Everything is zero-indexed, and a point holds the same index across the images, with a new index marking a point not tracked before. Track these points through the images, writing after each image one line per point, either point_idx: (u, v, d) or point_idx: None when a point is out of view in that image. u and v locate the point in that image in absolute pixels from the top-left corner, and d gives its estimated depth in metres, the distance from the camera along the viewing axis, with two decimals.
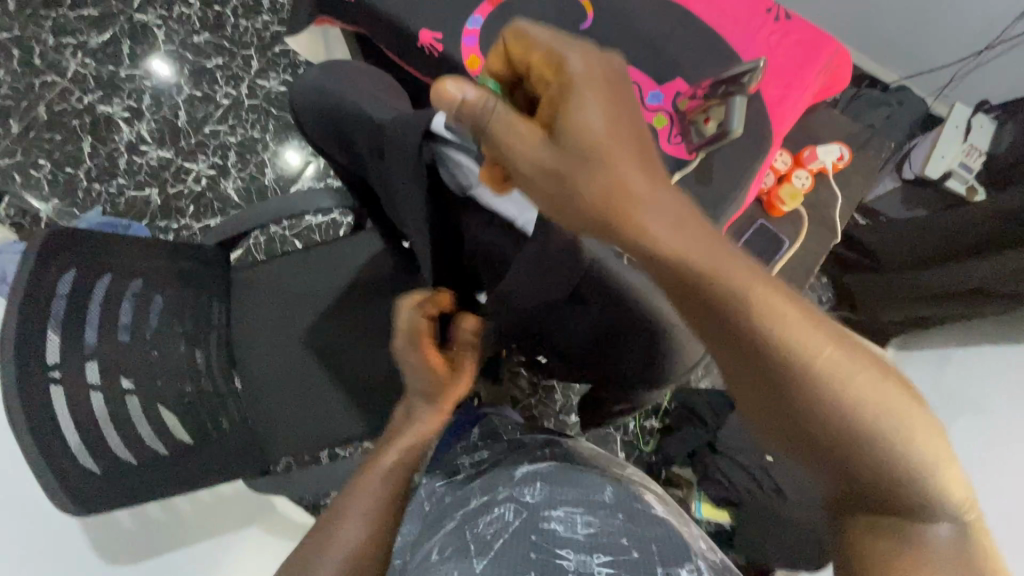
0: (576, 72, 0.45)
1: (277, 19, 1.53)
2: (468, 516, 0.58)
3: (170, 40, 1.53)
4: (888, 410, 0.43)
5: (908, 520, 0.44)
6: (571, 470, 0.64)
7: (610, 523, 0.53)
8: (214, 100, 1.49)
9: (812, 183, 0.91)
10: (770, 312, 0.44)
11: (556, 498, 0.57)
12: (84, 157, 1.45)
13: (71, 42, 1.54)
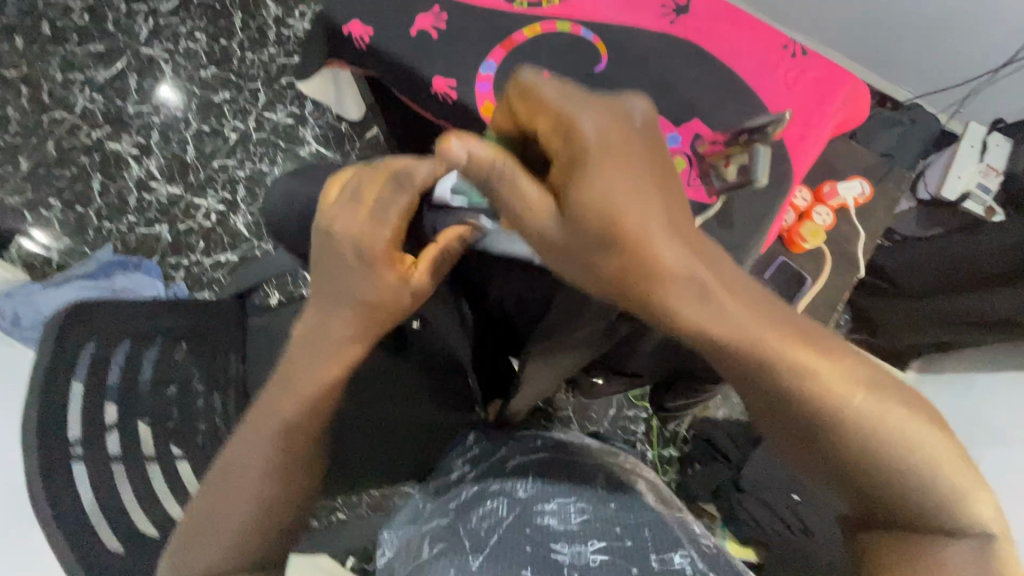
0: (592, 145, 0.42)
1: (284, 51, 1.53)
2: (464, 511, 0.69)
3: (177, 74, 1.54)
4: (907, 446, 0.45)
5: (920, 539, 0.46)
6: (565, 459, 0.80)
7: (602, 513, 0.66)
8: (221, 134, 1.49)
9: (833, 219, 0.95)
10: (802, 370, 0.45)
11: (545, 497, 0.70)
12: (96, 195, 1.47)
13: (78, 78, 1.54)
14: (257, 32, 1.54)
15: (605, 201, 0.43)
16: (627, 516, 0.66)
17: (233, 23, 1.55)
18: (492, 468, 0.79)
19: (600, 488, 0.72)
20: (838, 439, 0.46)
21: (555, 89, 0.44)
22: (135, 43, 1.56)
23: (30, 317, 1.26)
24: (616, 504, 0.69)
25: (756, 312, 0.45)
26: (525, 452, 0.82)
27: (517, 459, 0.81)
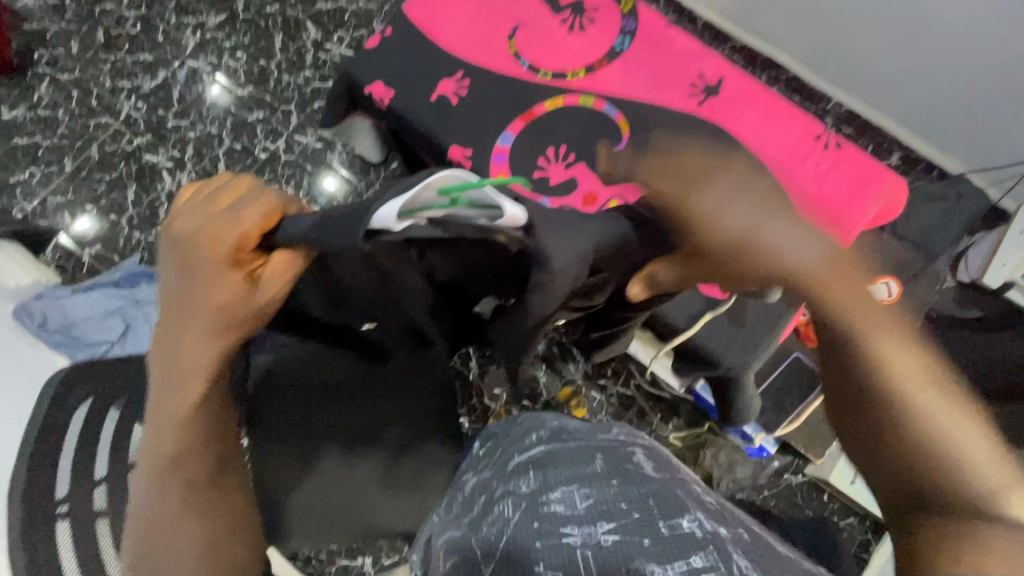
0: (734, 231, 0.66)
1: (319, 75, 1.56)
2: (472, 529, 0.63)
3: (217, 90, 1.58)
4: (932, 414, 0.53)
5: (946, 489, 0.51)
6: (565, 452, 0.70)
7: (605, 490, 0.58)
8: (252, 153, 1.52)
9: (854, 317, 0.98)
10: (869, 344, 0.58)
11: (552, 480, 0.64)
12: (129, 203, 1.52)
13: (126, 85, 1.60)
14: (294, 54, 1.57)
15: (737, 232, 0.66)
16: (633, 491, 0.56)
17: (273, 43, 1.58)
18: (495, 473, 0.74)
19: (586, 444, 0.69)
20: (904, 431, 0.54)
21: (713, 181, 0.71)
22: (180, 55, 1.61)
23: (54, 321, 1.30)
24: (613, 465, 0.63)
25: (862, 294, 0.61)
26: (525, 448, 0.76)
27: (523, 453, 0.75)
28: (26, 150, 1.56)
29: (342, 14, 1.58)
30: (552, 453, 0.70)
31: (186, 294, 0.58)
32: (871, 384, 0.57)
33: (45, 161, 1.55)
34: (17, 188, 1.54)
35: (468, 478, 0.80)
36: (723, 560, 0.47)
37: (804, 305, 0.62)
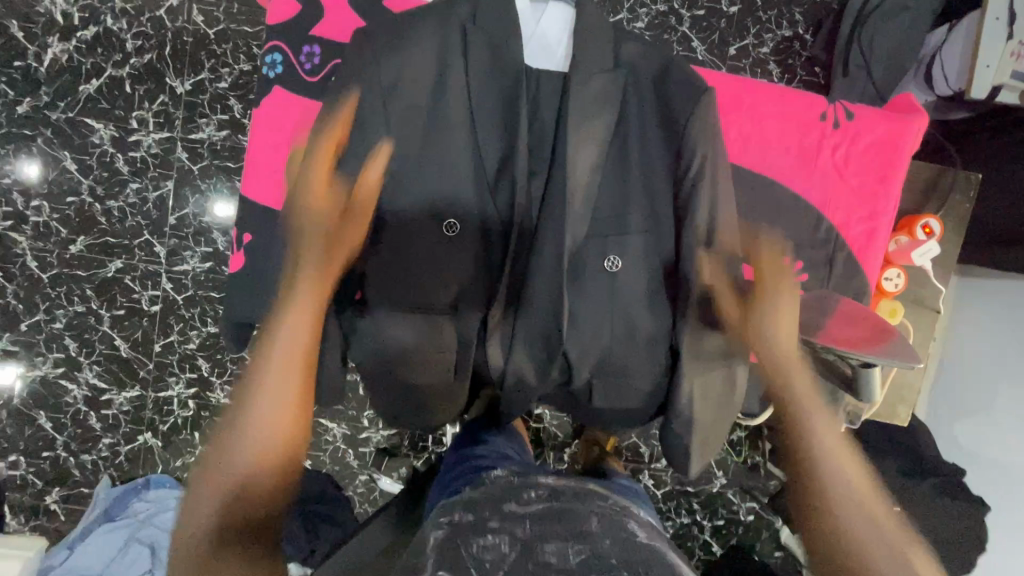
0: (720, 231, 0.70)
1: (151, 180, 1.22)
2: (462, 540, 0.56)
3: (42, 260, 1.22)
4: (882, 532, 0.52)
5: None
6: (571, 505, 0.62)
7: (610, 539, 0.56)
8: (142, 310, 1.24)
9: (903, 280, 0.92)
10: (810, 407, 0.60)
11: (557, 522, 0.57)
12: (50, 432, 1.25)
13: None
14: (105, 170, 1.21)
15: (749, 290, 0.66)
16: (640, 549, 0.56)
17: (69, 168, 1.21)
18: (491, 505, 0.63)
19: (595, 505, 0.63)
20: (836, 529, 0.53)
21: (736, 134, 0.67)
22: None
23: None
24: (621, 525, 0.59)
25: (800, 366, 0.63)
26: (525, 494, 0.65)
27: (521, 497, 0.64)
28: None
29: (128, 91, 1.20)
30: (566, 506, 0.61)
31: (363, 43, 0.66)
32: (807, 469, 0.57)
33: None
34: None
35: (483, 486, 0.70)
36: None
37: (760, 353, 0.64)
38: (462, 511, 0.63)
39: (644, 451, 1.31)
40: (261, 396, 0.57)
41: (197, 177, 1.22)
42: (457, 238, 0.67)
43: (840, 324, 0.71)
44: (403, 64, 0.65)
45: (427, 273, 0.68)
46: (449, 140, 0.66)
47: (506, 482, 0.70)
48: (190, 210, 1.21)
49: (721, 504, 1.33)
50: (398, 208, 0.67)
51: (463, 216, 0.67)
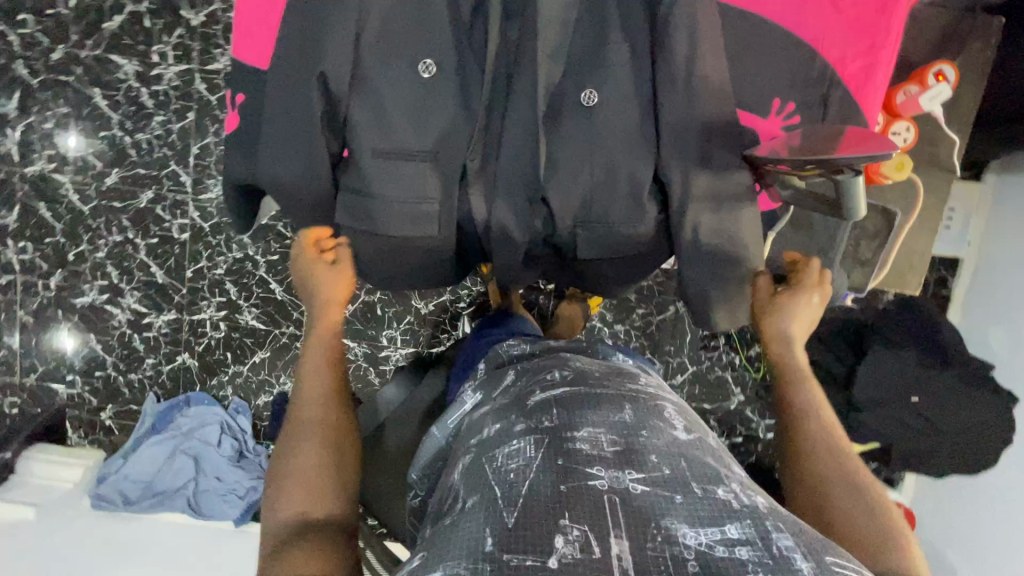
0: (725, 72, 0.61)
1: (174, 111, 1.28)
2: (490, 451, 0.59)
3: (83, 193, 1.31)
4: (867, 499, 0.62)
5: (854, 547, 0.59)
6: (591, 391, 0.64)
7: (637, 442, 0.56)
8: (173, 238, 1.32)
9: (913, 135, 0.83)
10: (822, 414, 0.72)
11: (579, 421, 0.59)
12: (102, 353, 1.37)
13: None
14: (132, 105, 1.28)
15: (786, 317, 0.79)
16: (666, 448, 0.56)
17: (99, 105, 1.28)
18: (516, 401, 0.66)
19: (616, 391, 0.64)
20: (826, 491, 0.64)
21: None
22: (16, 175, 1.31)
23: (133, 491, 1.30)
24: (643, 419, 0.60)
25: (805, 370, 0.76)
26: (544, 384, 0.67)
27: (543, 387, 0.66)
28: None
29: (148, 26, 1.25)
30: (582, 393, 0.63)
31: None
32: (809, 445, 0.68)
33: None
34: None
35: (507, 373, 0.75)
36: (755, 526, 0.47)
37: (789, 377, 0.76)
38: (491, 409, 0.68)
39: (659, 366, 1.31)
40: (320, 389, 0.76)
41: (216, 108, 1.27)
42: (431, 84, 0.59)
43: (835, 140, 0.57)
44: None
45: (405, 118, 0.59)
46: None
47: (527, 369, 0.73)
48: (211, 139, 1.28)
49: (738, 418, 1.33)
50: (372, 44, 0.58)
51: (441, 59, 0.58)
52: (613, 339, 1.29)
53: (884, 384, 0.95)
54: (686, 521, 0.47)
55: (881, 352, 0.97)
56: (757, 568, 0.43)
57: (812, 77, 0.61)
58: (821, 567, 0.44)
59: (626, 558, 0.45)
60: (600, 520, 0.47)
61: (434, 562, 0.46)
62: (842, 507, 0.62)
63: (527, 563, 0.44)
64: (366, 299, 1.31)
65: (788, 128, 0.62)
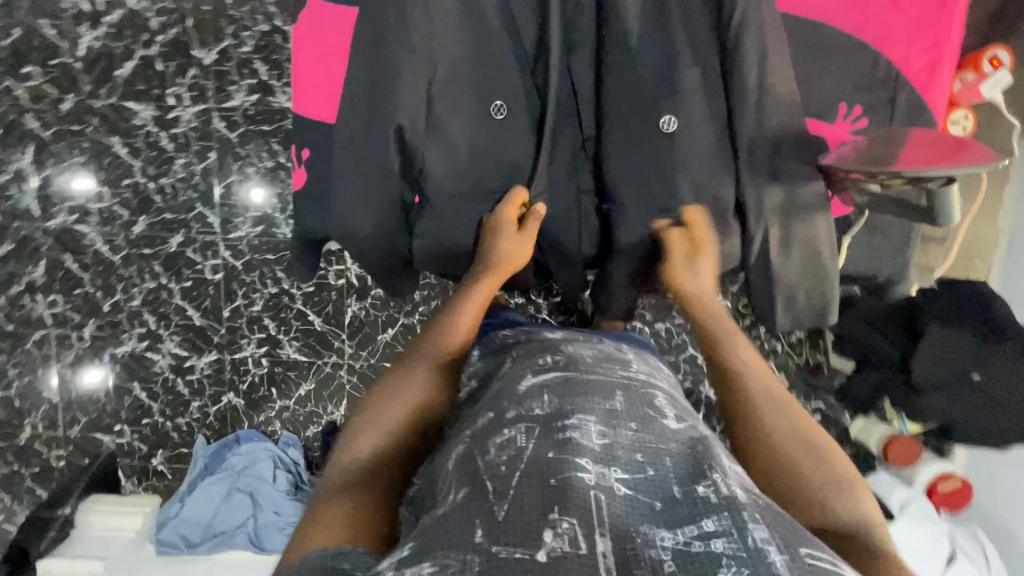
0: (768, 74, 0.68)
1: (196, 152, 1.27)
2: (481, 442, 0.57)
3: (111, 243, 1.30)
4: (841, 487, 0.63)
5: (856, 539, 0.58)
6: (584, 379, 0.61)
7: (625, 435, 0.54)
8: (208, 279, 1.32)
9: (972, 124, 0.85)
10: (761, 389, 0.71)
11: (570, 408, 0.57)
12: (146, 400, 1.37)
13: (20, 290, 1.32)
14: (152, 150, 1.27)
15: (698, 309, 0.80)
16: (653, 442, 0.54)
17: (119, 153, 1.27)
18: (507, 386, 0.64)
19: (610, 377, 0.62)
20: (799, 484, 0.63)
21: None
22: (39, 230, 1.30)
23: (195, 533, 1.29)
24: (637, 407, 0.59)
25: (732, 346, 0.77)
26: (536, 368, 0.64)
27: (536, 370, 0.64)
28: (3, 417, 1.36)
29: (160, 69, 1.24)
30: (576, 381, 0.61)
31: None
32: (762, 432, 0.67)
33: (30, 411, 1.36)
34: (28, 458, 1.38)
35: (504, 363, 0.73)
36: (733, 519, 0.47)
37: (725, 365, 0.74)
38: (489, 393, 0.66)
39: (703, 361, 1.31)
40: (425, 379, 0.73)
41: (237, 145, 1.26)
42: (505, 123, 0.68)
43: (912, 148, 0.63)
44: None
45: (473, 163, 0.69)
46: (482, 14, 0.65)
47: (521, 354, 0.72)
48: (236, 177, 1.27)
49: None
50: (447, 90, 0.66)
51: (512, 100, 0.68)
52: (656, 339, 1.30)
53: (942, 360, 0.97)
54: (663, 531, 0.47)
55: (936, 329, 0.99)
56: (732, 562, 0.44)
57: (845, 88, 0.69)
58: (795, 560, 0.44)
59: (610, 557, 0.45)
60: (587, 516, 0.47)
61: (427, 550, 0.46)
62: (797, 475, 0.63)
63: (515, 553, 0.44)
64: (407, 322, 1.32)
65: (855, 132, 0.69)
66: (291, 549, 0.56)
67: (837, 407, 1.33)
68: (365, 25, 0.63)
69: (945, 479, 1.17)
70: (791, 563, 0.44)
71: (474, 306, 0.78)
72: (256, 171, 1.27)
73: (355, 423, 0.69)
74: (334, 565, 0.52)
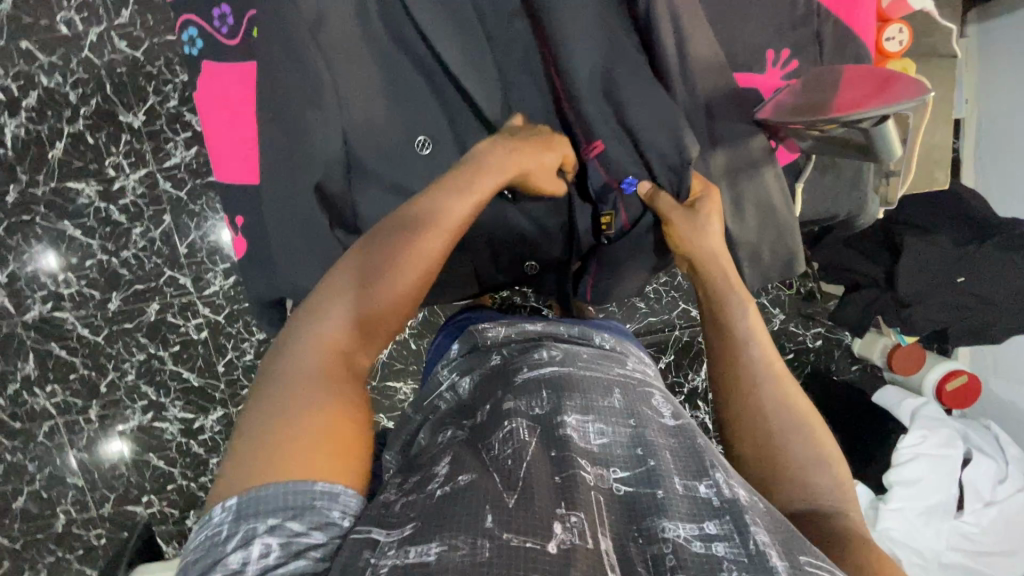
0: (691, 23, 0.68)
1: (150, 217, 1.25)
2: (483, 441, 0.55)
3: (91, 324, 1.28)
4: (820, 453, 0.64)
5: (820, 499, 0.61)
6: (580, 376, 0.61)
7: (623, 435, 0.55)
8: (194, 339, 1.31)
9: (909, 35, 0.84)
10: (758, 340, 0.72)
11: (567, 403, 0.57)
12: (166, 467, 1.36)
13: (17, 386, 1.28)
14: (106, 225, 1.25)
15: (709, 250, 0.73)
16: (652, 437, 0.55)
17: (75, 235, 1.24)
18: (503, 379, 0.64)
19: (607, 375, 0.63)
20: (769, 443, 0.65)
21: None
22: (17, 325, 1.26)
23: None
24: (633, 405, 0.59)
25: (730, 291, 0.74)
26: (533, 363, 0.64)
27: (530, 366, 0.64)
28: (31, 515, 1.33)
29: (92, 142, 1.22)
30: (573, 377, 0.61)
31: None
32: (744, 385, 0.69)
33: (58, 500, 1.33)
34: (64, 551, 1.36)
35: (492, 356, 0.72)
36: (733, 521, 0.47)
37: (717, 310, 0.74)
38: (483, 385, 0.66)
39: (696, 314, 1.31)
40: (421, 269, 0.62)
41: (189, 202, 1.25)
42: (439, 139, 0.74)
43: (849, 91, 0.67)
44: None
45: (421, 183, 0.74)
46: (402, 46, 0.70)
47: (516, 351, 0.70)
48: (192, 232, 1.26)
49: (785, 339, 1.33)
50: (374, 127, 0.71)
51: (436, 136, 0.75)
52: (646, 302, 1.30)
53: (925, 274, 1.02)
54: (664, 520, 0.47)
55: (913, 242, 1.02)
56: (732, 566, 0.44)
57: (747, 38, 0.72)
58: (796, 568, 0.44)
59: (613, 555, 0.44)
60: (593, 514, 0.47)
61: (433, 532, 0.43)
62: (784, 449, 0.65)
63: (526, 542, 0.42)
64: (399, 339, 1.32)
65: (786, 74, 0.74)
66: (248, 470, 0.48)
67: (836, 329, 1.33)
68: (286, 76, 0.65)
69: (952, 376, 1.18)
70: (793, 569, 0.44)
71: (453, 221, 0.64)
72: (216, 220, 1.26)
73: (324, 296, 0.59)
74: (320, 509, 0.47)
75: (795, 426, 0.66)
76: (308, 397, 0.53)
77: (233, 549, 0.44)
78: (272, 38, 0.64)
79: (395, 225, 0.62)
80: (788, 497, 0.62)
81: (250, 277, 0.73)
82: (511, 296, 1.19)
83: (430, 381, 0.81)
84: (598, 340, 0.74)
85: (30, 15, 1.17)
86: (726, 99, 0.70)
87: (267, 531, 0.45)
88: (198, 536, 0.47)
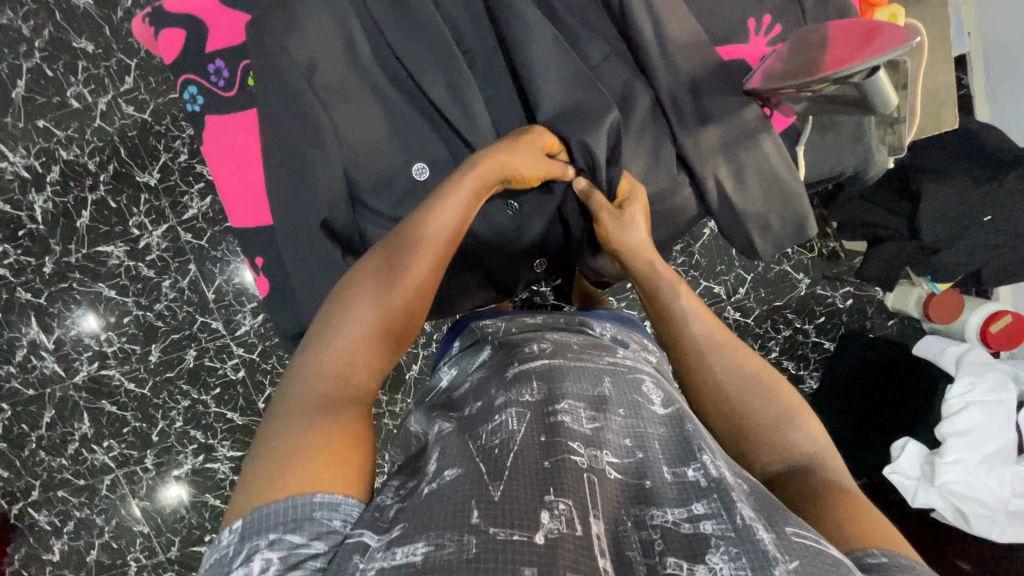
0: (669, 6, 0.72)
1: (178, 267, 1.30)
2: (472, 429, 0.57)
3: (136, 377, 1.33)
4: (786, 414, 0.64)
5: (793, 456, 0.62)
6: (570, 366, 0.63)
7: (616, 422, 0.56)
8: (234, 379, 1.35)
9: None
10: (697, 311, 0.72)
11: (559, 393, 0.58)
12: (224, 505, 1.36)
13: (76, 444, 1.33)
14: (138, 282, 1.30)
15: (638, 239, 0.74)
16: (642, 428, 0.56)
17: (110, 295, 1.30)
18: (495, 375, 0.66)
19: (597, 363, 0.64)
20: (731, 412, 0.65)
21: None
22: (70, 387, 1.32)
23: None
24: (625, 393, 0.60)
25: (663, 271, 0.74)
26: (523, 358, 0.66)
27: (521, 361, 0.65)
28: (104, 568, 1.34)
29: (114, 206, 1.28)
30: (563, 367, 0.62)
31: (275, 29, 0.70)
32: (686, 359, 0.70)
33: (128, 547, 1.34)
34: None
35: (484, 351, 0.76)
36: (721, 499, 0.48)
37: (651, 295, 0.74)
38: (476, 381, 0.69)
39: (720, 289, 1.28)
40: (410, 286, 0.62)
41: (210, 249, 1.31)
42: (440, 151, 0.77)
43: (835, 49, 0.66)
44: (311, 40, 0.70)
45: (427, 195, 0.76)
46: (395, 73, 0.74)
47: (504, 346, 0.73)
48: (217, 275, 1.31)
49: (815, 303, 1.31)
50: (375, 153, 0.74)
51: (441, 157, 0.77)
52: None
53: (949, 217, 1.00)
54: (655, 510, 0.48)
55: (929, 185, 1.00)
56: (720, 541, 0.44)
57: (720, 17, 0.76)
58: (782, 539, 0.44)
59: (604, 539, 0.45)
60: (583, 499, 0.47)
61: (418, 531, 0.44)
62: (752, 418, 0.64)
63: (513, 536, 0.43)
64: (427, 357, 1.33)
65: (771, 41, 0.76)
66: (257, 489, 0.49)
67: (865, 285, 1.31)
68: (292, 116, 0.70)
69: (996, 318, 1.15)
70: (779, 541, 0.44)
71: (452, 233, 0.65)
72: (239, 261, 1.31)
73: (347, 313, 0.60)
74: (319, 519, 0.47)
75: (758, 389, 0.66)
76: (311, 419, 0.54)
77: (237, 567, 0.45)
78: (274, 89, 0.70)
79: (400, 245, 0.63)
80: (764, 459, 0.62)
81: (278, 313, 0.76)
82: (531, 296, 1.20)
83: (435, 379, 0.85)
84: (597, 331, 0.78)
85: (43, 95, 1.24)
86: (710, 78, 0.73)
87: (267, 545, 0.46)
88: (209, 558, 0.48)
